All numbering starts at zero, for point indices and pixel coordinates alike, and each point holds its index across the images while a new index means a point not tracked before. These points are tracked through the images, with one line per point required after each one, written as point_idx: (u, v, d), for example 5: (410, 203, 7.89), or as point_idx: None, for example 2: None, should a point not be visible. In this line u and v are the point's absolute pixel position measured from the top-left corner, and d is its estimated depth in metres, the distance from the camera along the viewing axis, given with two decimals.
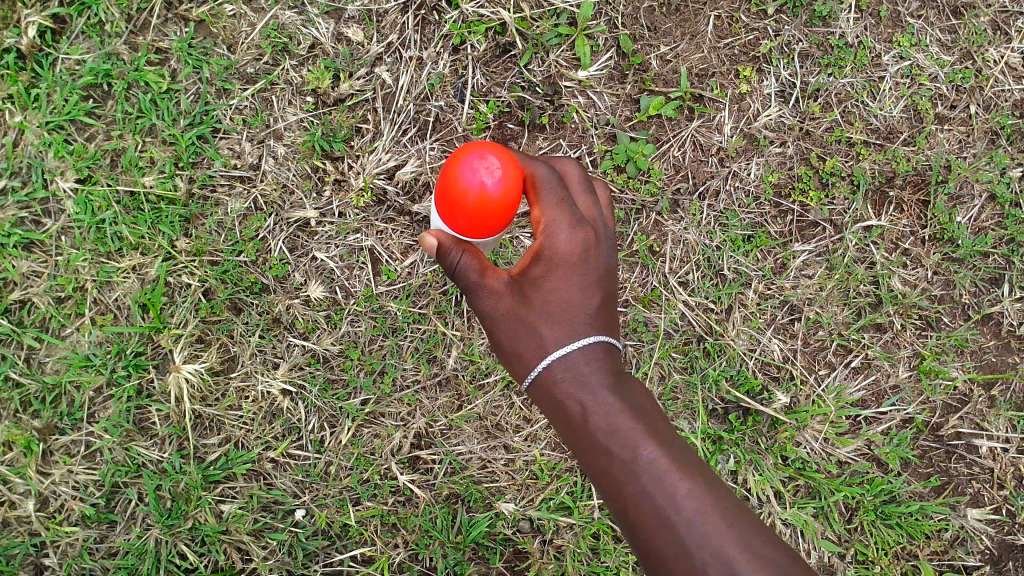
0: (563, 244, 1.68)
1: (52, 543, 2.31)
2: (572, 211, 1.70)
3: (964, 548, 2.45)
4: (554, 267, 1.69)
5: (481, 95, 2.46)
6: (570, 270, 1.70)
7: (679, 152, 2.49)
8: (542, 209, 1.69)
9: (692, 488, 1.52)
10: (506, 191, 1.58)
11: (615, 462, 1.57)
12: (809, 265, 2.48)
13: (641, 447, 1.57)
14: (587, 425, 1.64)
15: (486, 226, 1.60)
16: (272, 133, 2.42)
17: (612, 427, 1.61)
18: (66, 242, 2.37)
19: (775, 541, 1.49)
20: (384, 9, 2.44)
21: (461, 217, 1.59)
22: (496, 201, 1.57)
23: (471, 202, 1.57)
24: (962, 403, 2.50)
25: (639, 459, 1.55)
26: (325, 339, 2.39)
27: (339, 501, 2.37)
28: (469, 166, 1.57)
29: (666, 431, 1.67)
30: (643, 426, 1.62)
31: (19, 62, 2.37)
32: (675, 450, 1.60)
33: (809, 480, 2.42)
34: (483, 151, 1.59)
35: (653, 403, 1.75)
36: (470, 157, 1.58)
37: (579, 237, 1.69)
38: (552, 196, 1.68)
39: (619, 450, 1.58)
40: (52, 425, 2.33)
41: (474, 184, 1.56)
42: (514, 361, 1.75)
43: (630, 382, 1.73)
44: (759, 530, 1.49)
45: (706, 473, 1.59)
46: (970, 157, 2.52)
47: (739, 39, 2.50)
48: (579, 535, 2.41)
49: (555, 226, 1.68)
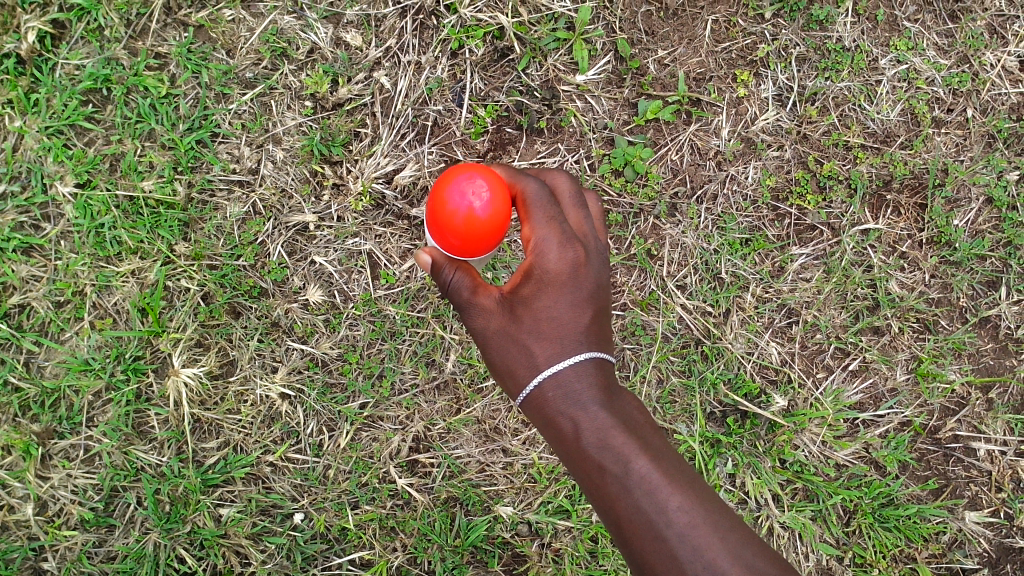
0: (553, 262, 1.67)
1: (51, 547, 2.32)
2: (562, 229, 1.68)
3: (962, 551, 2.45)
4: (545, 285, 1.69)
5: (480, 99, 2.46)
6: (560, 288, 1.69)
7: (677, 156, 2.49)
8: (532, 227, 1.68)
9: (683, 501, 1.52)
10: (494, 212, 1.63)
11: (607, 476, 1.58)
12: (807, 268, 2.49)
13: (634, 461, 1.58)
14: (579, 441, 1.64)
15: (477, 246, 1.65)
16: (272, 138, 2.43)
17: (604, 443, 1.62)
18: (66, 247, 2.38)
19: (767, 553, 1.50)
20: (383, 13, 2.45)
21: (452, 238, 1.66)
22: (485, 222, 1.62)
23: (461, 224, 1.63)
24: (960, 406, 2.50)
25: (631, 474, 1.56)
26: (324, 342, 2.40)
27: (338, 505, 2.38)
28: (457, 188, 1.64)
29: (658, 444, 1.67)
30: (636, 440, 1.63)
31: (19, 67, 2.38)
32: (667, 464, 1.61)
33: (808, 483, 2.42)
34: (472, 174, 1.65)
35: (646, 416, 1.76)
36: (459, 180, 1.65)
37: (569, 255, 1.68)
38: (542, 213, 1.68)
39: (611, 465, 1.59)
40: (52, 429, 2.34)
41: (463, 206, 1.63)
42: (506, 378, 1.75)
43: (622, 396, 1.74)
44: (751, 542, 1.50)
45: (699, 486, 1.59)
46: (967, 160, 2.53)
47: (736, 43, 2.51)
48: (577, 539, 2.41)
49: (545, 244, 1.67)
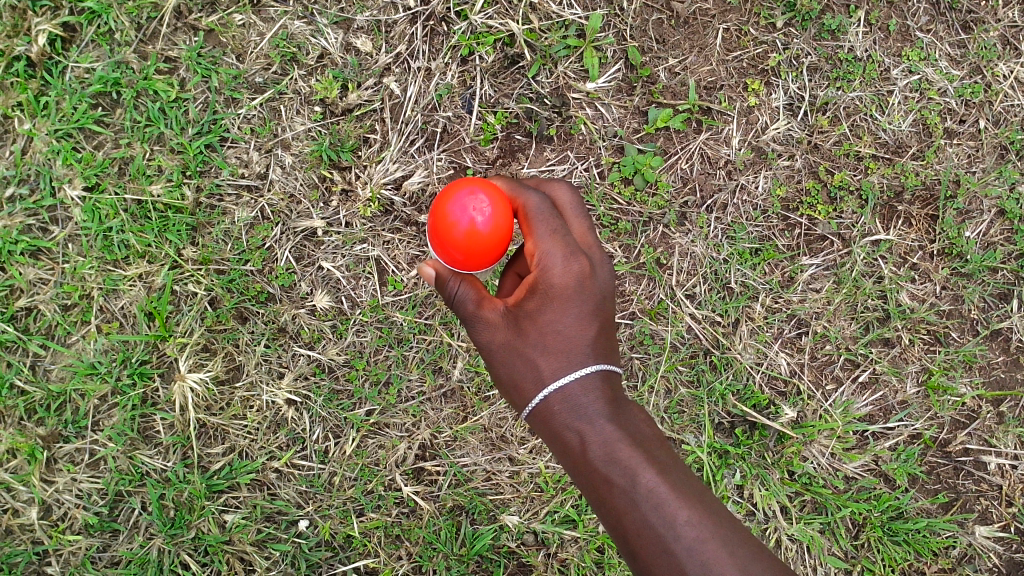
0: (558, 276, 1.67)
1: (54, 551, 2.31)
2: (565, 241, 1.69)
3: (972, 565, 2.43)
4: (550, 299, 1.67)
5: (489, 106, 2.46)
6: (566, 302, 1.68)
7: (687, 165, 2.48)
8: (536, 240, 1.68)
9: (692, 515, 1.50)
10: (496, 227, 1.64)
11: (615, 490, 1.57)
12: (817, 279, 2.47)
13: (641, 475, 1.57)
14: (586, 454, 1.63)
15: (480, 260, 1.66)
16: (280, 143, 2.42)
17: (610, 456, 1.60)
18: (73, 250, 2.38)
19: (778, 568, 1.48)
20: (393, 19, 2.44)
21: (454, 252, 1.66)
22: (486, 237, 1.63)
23: (462, 237, 1.63)
24: (971, 419, 2.48)
25: (639, 488, 1.54)
26: (330, 349, 2.39)
27: (343, 512, 2.36)
28: (459, 203, 1.65)
29: (666, 457, 1.66)
30: (643, 454, 1.61)
31: (29, 70, 2.38)
32: (675, 477, 1.59)
33: (816, 495, 2.40)
34: (474, 189, 1.67)
35: (653, 429, 1.75)
36: (460, 195, 1.66)
37: (573, 267, 1.67)
38: (545, 227, 1.69)
39: (619, 478, 1.57)
40: (57, 433, 2.33)
41: (464, 220, 1.63)
42: (512, 392, 1.74)
43: (628, 407, 1.73)
44: (761, 556, 1.48)
45: (707, 499, 1.58)
46: (979, 172, 2.51)
47: (748, 52, 2.50)
48: (583, 549, 2.39)
49: (549, 257, 1.67)
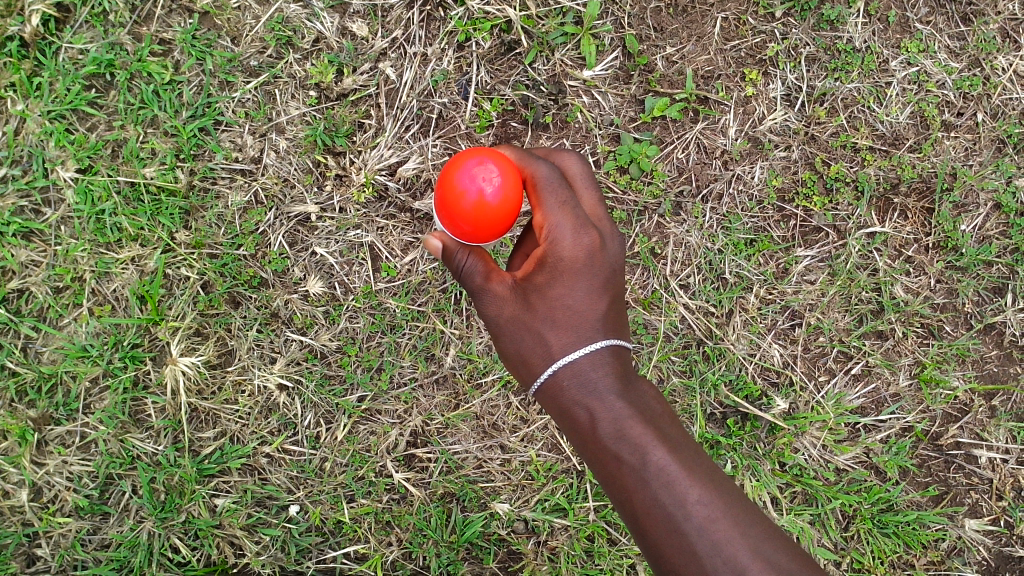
0: (568, 249, 1.67)
1: (45, 534, 2.31)
2: (575, 214, 1.68)
3: (962, 558, 2.43)
4: (559, 273, 1.68)
5: (485, 92, 2.44)
6: (576, 276, 1.68)
7: (683, 154, 2.47)
8: (545, 212, 1.67)
9: (703, 494, 1.51)
10: (505, 199, 1.63)
11: (624, 467, 1.57)
12: (811, 270, 2.47)
13: (652, 453, 1.57)
14: (596, 431, 1.64)
15: (487, 232, 1.65)
16: (274, 127, 2.41)
17: (621, 434, 1.61)
18: (65, 232, 2.36)
19: (789, 547, 1.49)
20: (390, 4, 2.42)
21: (463, 223, 1.65)
22: (495, 208, 1.62)
23: (470, 208, 1.62)
24: (962, 413, 2.49)
25: (649, 465, 1.55)
26: (323, 335, 2.38)
27: (334, 498, 2.37)
28: (468, 172, 1.63)
29: (676, 435, 1.67)
30: (654, 431, 1.62)
31: (21, 50, 2.36)
32: (686, 456, 1.59)
33: (806, 486, 2.41)
34: (482, 158, 1.65)
35: (663, 406, 1.76)
36: (469, 164, 1.64)
37: (583, 241, 1.67)
38: (553, 198, 1.68)
39: (629, 456, 1.57)
40: (48, 415, 2.32)
41: (473, 190, 1.62)
42: (521, 367, 1.75)
43: (639, 384, 1.74)
44: (772, 537, 1.49)
45: (717, 478, 1.58)
46: (975, 165, 2.50)
47: (745, 42, 2.48)
48: (573, 537, 2.40)
49: (558, 230, 1.67)
